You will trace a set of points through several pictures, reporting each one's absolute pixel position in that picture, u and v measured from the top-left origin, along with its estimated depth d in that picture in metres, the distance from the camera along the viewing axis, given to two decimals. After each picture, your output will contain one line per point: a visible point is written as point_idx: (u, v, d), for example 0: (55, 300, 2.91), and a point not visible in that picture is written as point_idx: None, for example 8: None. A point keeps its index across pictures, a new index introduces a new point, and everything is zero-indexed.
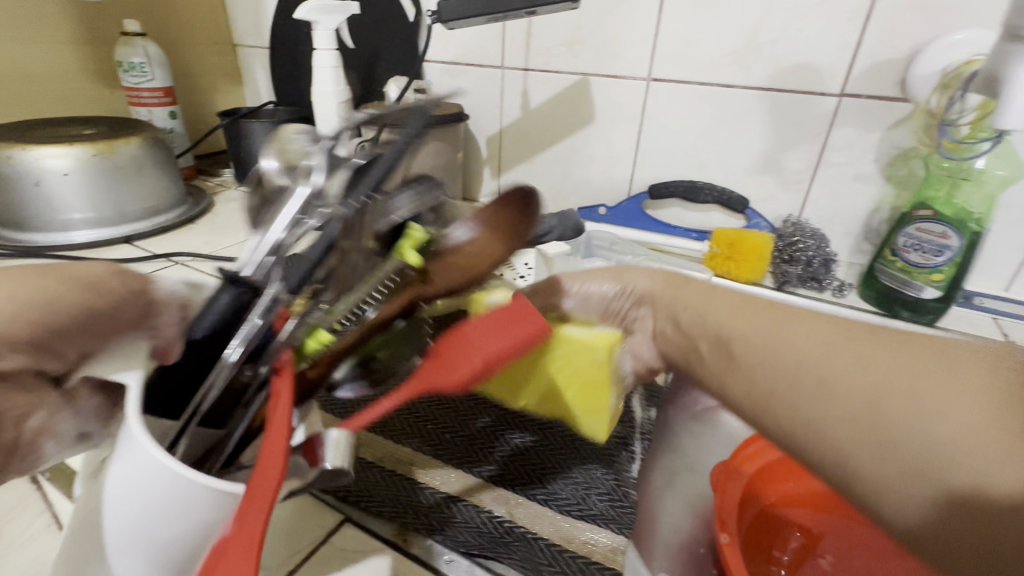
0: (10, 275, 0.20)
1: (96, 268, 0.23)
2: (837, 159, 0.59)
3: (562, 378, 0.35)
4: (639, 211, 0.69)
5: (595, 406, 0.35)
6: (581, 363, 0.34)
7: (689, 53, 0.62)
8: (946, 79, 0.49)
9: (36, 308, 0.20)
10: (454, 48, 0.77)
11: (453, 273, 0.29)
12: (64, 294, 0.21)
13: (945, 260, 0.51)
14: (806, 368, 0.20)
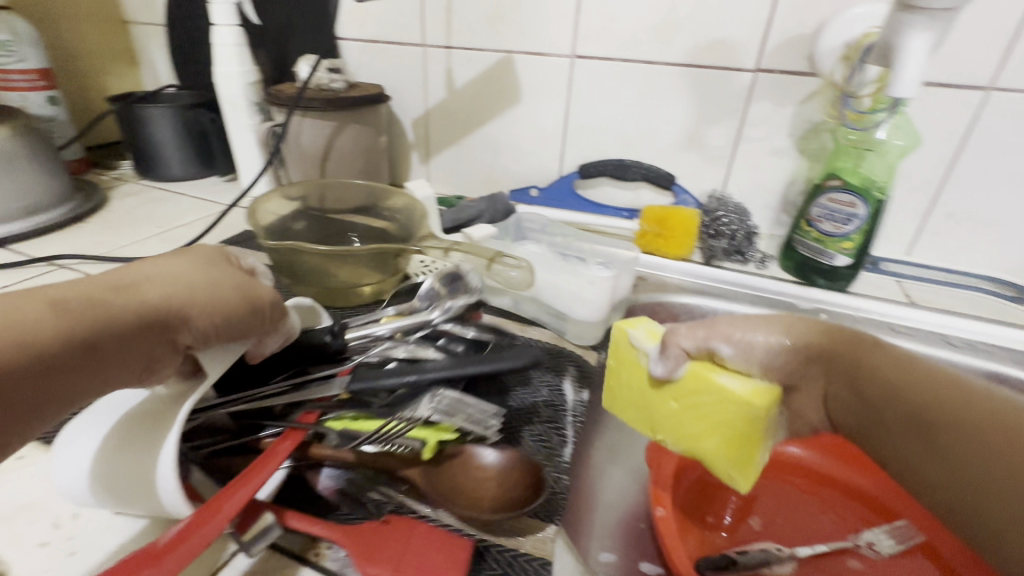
0: (221, 278, 0.30)
1: (264, 289, 0.32)
2: (755, 133, 0.60)
3: (707, 424, 0.34)
4: (570, 192, 0.68)
5: (741, 458, 0.33)
6: (733, 414, 0.32)
7: (611, 29, 0.61)
8: (849, 50, 0.51)
9: (223, 311, 0.29)
10: (369, 25, 0.72)
11: (453, 484, 0.31)
12: (240, 301, 0.30)
13: (853, 228, 0.54)
14: (905, 399, 0.30)
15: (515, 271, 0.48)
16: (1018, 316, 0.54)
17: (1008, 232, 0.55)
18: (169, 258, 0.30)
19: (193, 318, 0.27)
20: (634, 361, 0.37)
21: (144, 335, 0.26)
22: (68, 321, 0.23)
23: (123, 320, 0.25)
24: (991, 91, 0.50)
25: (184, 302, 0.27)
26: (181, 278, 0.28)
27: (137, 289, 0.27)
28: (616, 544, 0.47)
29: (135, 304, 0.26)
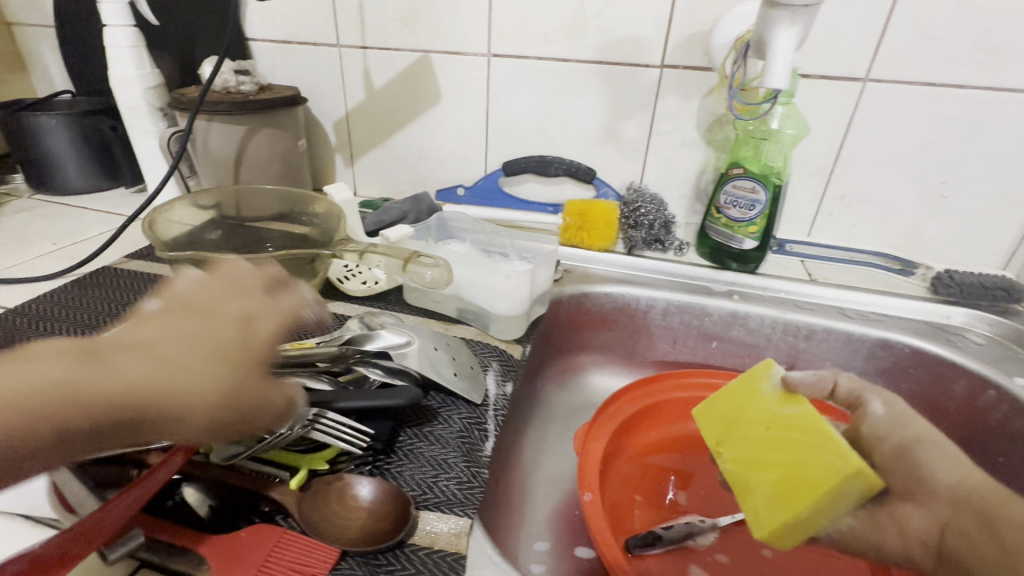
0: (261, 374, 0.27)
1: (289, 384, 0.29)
2: (666, 127, 0.63)
3: (782, 459, 0.34)
4: (496, 190, 0.69)
5: (789, 504, 0.33)
6: (818, 459, 0.32)
7: (523, 29, 0.62)
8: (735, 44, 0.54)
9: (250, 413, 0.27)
10: (280, 25, 0.69)
11: (315, 508, 0.31)
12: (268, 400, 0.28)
13: (756, 213, 0.57)
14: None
15: (432, 270, 0.48)
16: (903, 287, 0.59)
17: (892, 210, 0.60)
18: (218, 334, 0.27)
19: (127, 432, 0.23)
20: (759, 392, 0.38)
21: (65, 456, 0.22)
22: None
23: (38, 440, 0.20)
24: (867, 81, 0.55)
25: (134, 415, 0.22)
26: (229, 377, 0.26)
27: (81, 394, 0.21)
28: (550, 531, 0.48)
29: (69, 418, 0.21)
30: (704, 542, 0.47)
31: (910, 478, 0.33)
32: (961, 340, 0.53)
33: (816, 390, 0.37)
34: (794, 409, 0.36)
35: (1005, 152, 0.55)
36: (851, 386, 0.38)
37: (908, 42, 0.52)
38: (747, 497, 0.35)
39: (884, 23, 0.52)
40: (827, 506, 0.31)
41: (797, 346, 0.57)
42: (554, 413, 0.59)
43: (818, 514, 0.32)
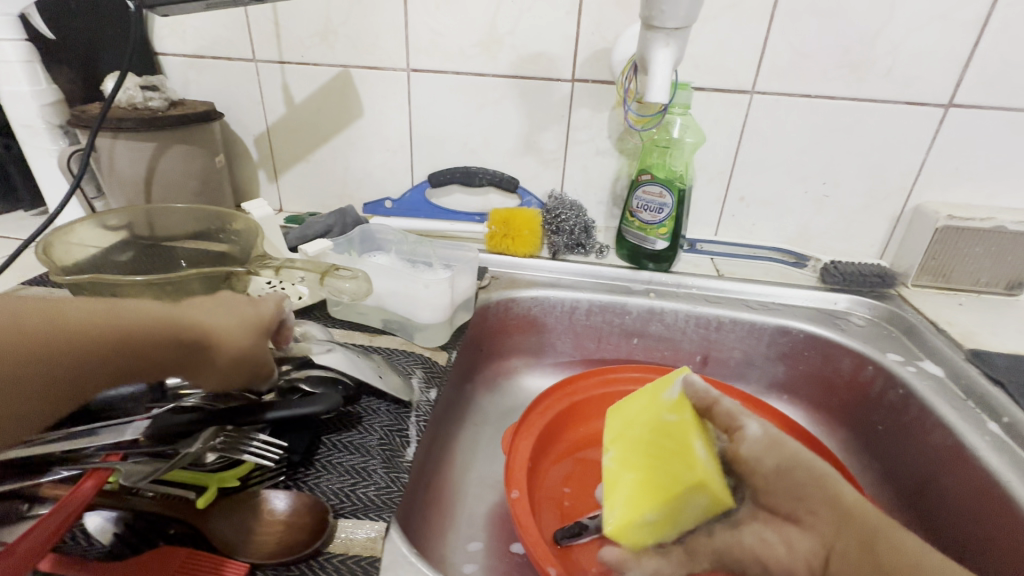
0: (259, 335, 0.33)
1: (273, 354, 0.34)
2: (581, 137, 0.66)
3: (648, 461, 0.38)
4: (423, 201, 0.71)
5: (640, 505, 0.37)
6: (674, 469, 0.37)
7: (439, 45, 0.64)
8: (620, 69, 0.60)
9: (241, 367, 0.32)
10: (191, 40, 0.68)
11: (227, 528, 0.31)
12: (255, 361, 0.33)
13: (665, 216, 0.61)
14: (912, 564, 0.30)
15: (350, 282, 0.48)
16: (797, 277, 0.65)
17: (785, 209, 0.67)
18: (228, 311, 0.32)
19: (143, 356, 0.28)
20: (656, 400, 0.41)
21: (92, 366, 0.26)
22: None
23: (67, 352, 0.25)
24: (753, 94, 0.60)
25: (151, 336, 0.28)
26: (234, 332, 0.31)
27: (109, 315, 0.27)
28: (483, 530, 0.49)
29: (85, 334, 0.26)
30: None
31: (792, 501, 0.35)
32: (845, 323, 0.59)
33: (705, 406, 0.39)
34: (672, 416, 0.39)
35: (871, 155, 0.62)
36: (728, 405, 0.38)
37: (785, 59, 0.58)
38: (613, 491, 0.40)
39: (763, 42, 0.58)
40: (671, 511, 0.36)
41: (708, 337, 0.62)
42: (487, 417, 0.60)
43: (662, 516, 0.36)
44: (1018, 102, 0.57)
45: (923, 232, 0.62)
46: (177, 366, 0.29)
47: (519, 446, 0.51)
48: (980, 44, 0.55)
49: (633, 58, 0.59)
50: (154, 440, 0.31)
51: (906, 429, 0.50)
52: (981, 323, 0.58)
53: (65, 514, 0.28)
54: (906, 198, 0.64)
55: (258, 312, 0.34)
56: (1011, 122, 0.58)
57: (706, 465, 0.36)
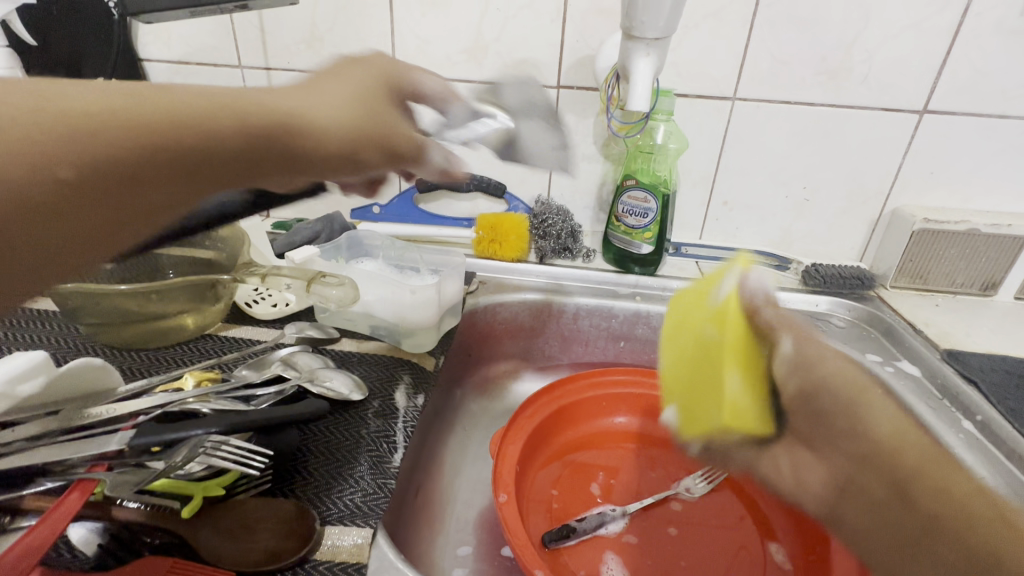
0: (378, 107, 0.29)
1: (407, 131, 0.31)
2: (566, 143, 0.67)
3: (683, 380, 0.30)
4: (411, 207, 0.71)
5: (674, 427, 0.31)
6: (704, 400, 0.28)
7: (425, 52, 0.64)
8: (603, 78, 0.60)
9: (374, 141, 0.28)
10: (176, 46, 0.68)
11: (214, 537, 0.31)
12: (386, 138, 0.29)
13: (650, 220, 0.62)
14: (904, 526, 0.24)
15: (337, 289, 0.49)
16: (780, 280, 0.66)
17: (767, 213, 0.68)
18: (332, 90, 0.28)
19: (236, 129, 0.22)
20: (701, 303, 0.30)
21: (175, 160, 0.21)
22: (39, 130, 0.19)
23: (125, 127, 0.20)
24: (735, 100, 0.62)
25: (225, 97, 0.22)
26: (339, 108, 0.27)
27: (167, 101, 0.21)
28: (473, 535, 0.49)
29: (141, 100, 0.21)
30: (613, 528, 0.50)
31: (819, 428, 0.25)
32: (826, 324, 0.61)
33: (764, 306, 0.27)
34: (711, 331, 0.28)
35: (851, 159, 0.63)
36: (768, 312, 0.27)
37: (765, 67, 0.59)
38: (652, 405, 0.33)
39: (744, 49, 0.59)
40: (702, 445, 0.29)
41: None
42: (476, 420, 0.61)
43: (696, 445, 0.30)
44: (990, 108, 0.59)
45: (900, 235, 0.63)
46: (272, 149, 0.24)
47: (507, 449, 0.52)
48: (952, 52, 0.57)
49: (615, 68, 0.59)
50: (138, 451, 0.31)
51: None
52: (957, 323, 0.60)
53: (52, 525, 0.28)
54: (884, 202, 0.65)
55: (369, 87, 0.30)
56: (983, 127, 0.60)
57: (738, 403, 0.27)
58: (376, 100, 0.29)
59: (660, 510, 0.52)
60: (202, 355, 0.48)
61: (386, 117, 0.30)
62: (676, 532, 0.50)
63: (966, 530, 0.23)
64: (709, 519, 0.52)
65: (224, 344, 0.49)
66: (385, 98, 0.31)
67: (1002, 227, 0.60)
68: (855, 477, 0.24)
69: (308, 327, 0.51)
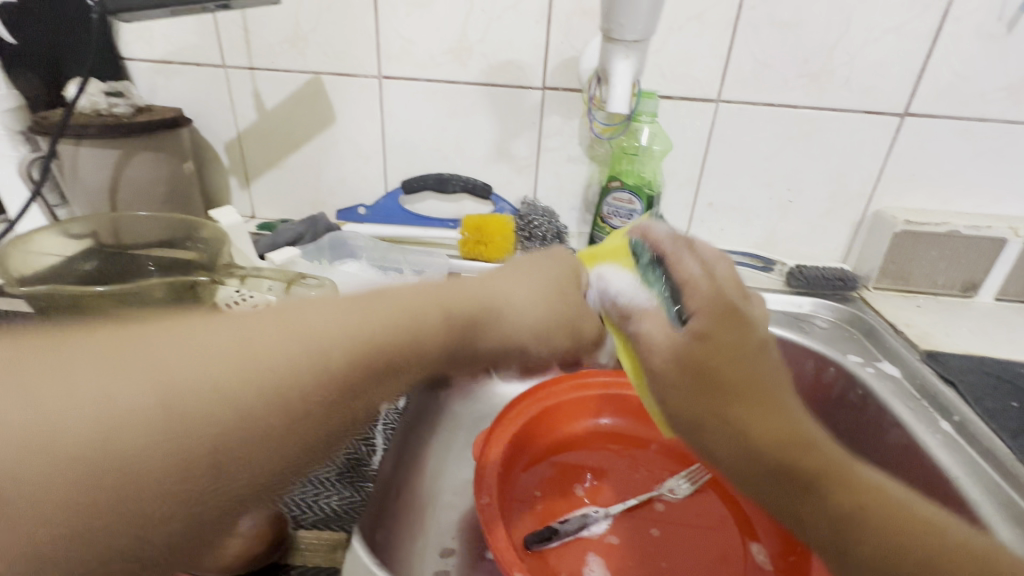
0: (550, 292, 0.38)
1: (583, 304, 0.39)
2: (552, 144, 0.67)
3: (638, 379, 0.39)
4: (396, 208, 0.71)
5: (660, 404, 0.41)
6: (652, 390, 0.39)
7: (410, 53, 0.64)
8: (585, 78, 0.60)
9: (551, 316, 0.37)
10: (159, 45, 0.67)
11: None
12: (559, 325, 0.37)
13: (635, 222, 0.62)
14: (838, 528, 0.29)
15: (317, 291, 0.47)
16: (764, 282, 0.67)
17: (752, 215, 0.68)
18: (524, 286, 0.37)
19: (426, 338, 0.30)
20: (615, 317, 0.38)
21: (395, 348, 0.28)
22: (285, 354, 0.24)
23: (345, 347, 0.26)
24: (719, 102, 0.62)
25: (427, 308, 0.30)
26: (522, 306, 0.36)
27: (381, 296, 0.29)
28: (456, 538, 0.49)
29: (359, 317, 0.27)
30: (598, 530, 0.50)
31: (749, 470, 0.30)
32: (809, 326, 0.61)
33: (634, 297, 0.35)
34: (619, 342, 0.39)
35: (833, 161, 0.64)
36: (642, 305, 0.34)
37: (748, 69, 0.60)
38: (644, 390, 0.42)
39: (727, 51, 0.59)
40: None
41: None
42: (461, 423, 0.61)
43: None
44: (969, 112, 0.60)
45: (882, 236, 0.64)
46: (460, 336, 0.32)
47: (490, 451, 0.52)
48: (932, 56, 0.57)
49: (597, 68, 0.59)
50: None
51: (867, 428, 0.52)
52: (938, 324, 0.60)
53: None
54: (867, 204, 0.66)
55: (528, 276, 0.38)
56: (963, 130, 0.61)
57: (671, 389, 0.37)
58: (562, 295, 0.38)
59: (643, 510, 0.52)
60: None
61: (537, 292, 0.37)
62: (659, 532, 0.50)
63: (891, 525, 0.29)
64: (693, 521, 0.52)
65: None
66: (558, 284, 0.38)
67: (982, 229, 0.61)
68: (761, 488, 0.29)
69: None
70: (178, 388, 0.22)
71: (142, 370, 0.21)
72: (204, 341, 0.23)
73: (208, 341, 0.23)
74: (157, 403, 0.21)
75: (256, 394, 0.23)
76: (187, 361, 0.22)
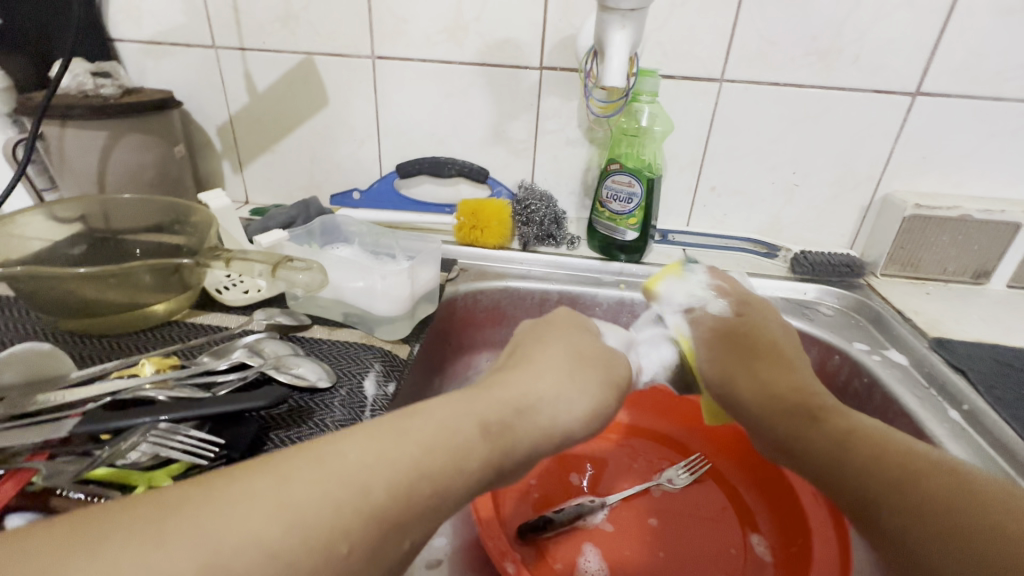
0: (576, 366, 0.34)
1: (618, 376, 0.35)
2: (550, 126, 0.65)
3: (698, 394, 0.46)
4: (391, 192, 0.69)
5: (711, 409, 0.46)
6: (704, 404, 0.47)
7: (404, 32, 0.62)
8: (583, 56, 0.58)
9: (597, 403, 0.32)
10: (148, 25, 0.65)
11: None
12: (604, 398, 0.33)
13: (634, 206, 0.60)
14: (874, 444, 0.30)
15: (305, 274, 0.46)
16: (768, 268, 0.65)
17: (756, 200, 0.66)
18: (550, 371, 0.33)
19: (472, 459, 0.26)
20: None
21: (443, 467, 0.25)
22: (320, 502, 0.22)
23: (381, 482, 0.23)
24: (722, 82, 0.60)
25: (462, 423, 0.27)
26: (557, 392, 0.31)
27: (416, 413, 0.27)
28: (449, 525, 0.48)
29: (395, 447, 0.25)
30: (595, 520, 0.49)
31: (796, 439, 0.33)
32: (813, 313, 0.59)
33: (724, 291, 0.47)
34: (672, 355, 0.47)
35: (840, 144, 0.62)
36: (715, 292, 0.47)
37: (753, 47, 0.58)
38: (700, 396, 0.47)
39: (731, 28, 0.57)
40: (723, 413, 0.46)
41: None
42: None
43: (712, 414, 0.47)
44: (983, 91, 0.57)
45: (891, 221, 0.62)
46: (503, 436, 0.28)
47: None
48: (945, 32, 0.55)
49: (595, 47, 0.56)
50: (87, 438, 0.32)
51: (871, 417, 0.50)
52: (948, 312, 0.58)
53: None
54: (875, 188, 0.63)
55: (562, 357, 0.34)
56: (978, 110, 0.58)
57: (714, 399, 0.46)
58: (589, 366, 0.34)
59: (641, 500, 0.51)
60: (163, 343, 0.46)
61: (572, 375, 0.33)
62: (657, 522, 0.49)
63: (906, 469, 0.27)
64: (692, 510, 0.50)
65: (190, 332, 0.48)
66: (586, 361, 0.34)
67: (996, 213, 0.59)
68: (776, 424, 0.34)
69: (278, 313, 0.50)
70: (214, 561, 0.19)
71: (190, 538, 0.20)
72: (232, 499, 0.21)
73: (247, 502, 0.21)
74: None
75: (298, 551, 0.21)
76: (218, 524, 0.20)
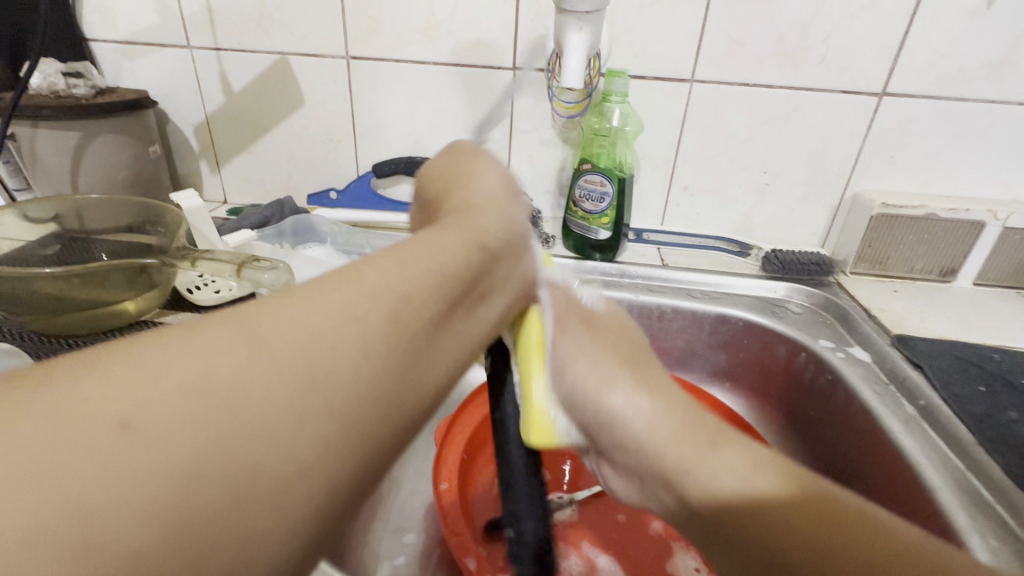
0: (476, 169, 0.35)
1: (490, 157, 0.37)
2: (524, 127, 0.66)
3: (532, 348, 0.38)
4: (367, 192, 0.69)
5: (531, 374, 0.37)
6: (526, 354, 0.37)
7: (377, 32, 0.63)
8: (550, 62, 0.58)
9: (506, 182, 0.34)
10: (123, 25, 0.65)
11: None
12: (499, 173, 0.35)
13: (607, 205, 0.61)
14: None
15: (268, 273, 0.46)
16: (740, 267, 0.65)
17: (728, 199, 0.67)
18: (457, 186, 0.33)
19: (456, 255, 0.26)
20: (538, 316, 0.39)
21: (435, 265, 0.25)
22: (346, 317, 0.20)
23: (389, 287, 0.22)
24: (693, 82, 0.60)
25: (430, 235, 0.27)
26: (471, 186, 0.33)
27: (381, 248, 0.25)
28: (419, 522, 0.48)
29: (385, 261, 0.23)
30: (564, 516, 0.49)
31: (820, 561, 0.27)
32: (783, 311, 0.60)
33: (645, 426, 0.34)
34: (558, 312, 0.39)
35: (809, 144, 0.62)
36: (578, 376, 0.36)
37: (722, 48, 0.58)
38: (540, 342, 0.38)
39: (701, 29, 0.58)
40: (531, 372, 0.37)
41: (652, 327, 0.62)
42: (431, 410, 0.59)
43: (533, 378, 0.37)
44: (948, 91, 0.58)
45: (860, 219, 0.62)
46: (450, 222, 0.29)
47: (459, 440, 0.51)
48: (909, 34, 0.56)
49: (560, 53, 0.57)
50: None
51: (835, 412, 0.51)
52: (912, 309, 0.59)
53: None
54: (845, 187, 0.64)
55: (446, 179, 0.34)
56: (943, 110, 0.59)
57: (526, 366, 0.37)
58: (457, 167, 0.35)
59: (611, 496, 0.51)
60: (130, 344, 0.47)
61: (465, 177, 0.33)
62: (627, 517, 0.50)
63: None
64: None
65: (157, 331, 0.48)
66: (456, 164, 0.35)
67: (960, 212, 0.60)
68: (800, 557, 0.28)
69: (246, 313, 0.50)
70: (81, 502, 0.14)
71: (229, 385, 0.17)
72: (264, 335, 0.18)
73: (284, 338, 0.19)
74: (44, 538, 0.13)
75: (329, 416, 0.18)
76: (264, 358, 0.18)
